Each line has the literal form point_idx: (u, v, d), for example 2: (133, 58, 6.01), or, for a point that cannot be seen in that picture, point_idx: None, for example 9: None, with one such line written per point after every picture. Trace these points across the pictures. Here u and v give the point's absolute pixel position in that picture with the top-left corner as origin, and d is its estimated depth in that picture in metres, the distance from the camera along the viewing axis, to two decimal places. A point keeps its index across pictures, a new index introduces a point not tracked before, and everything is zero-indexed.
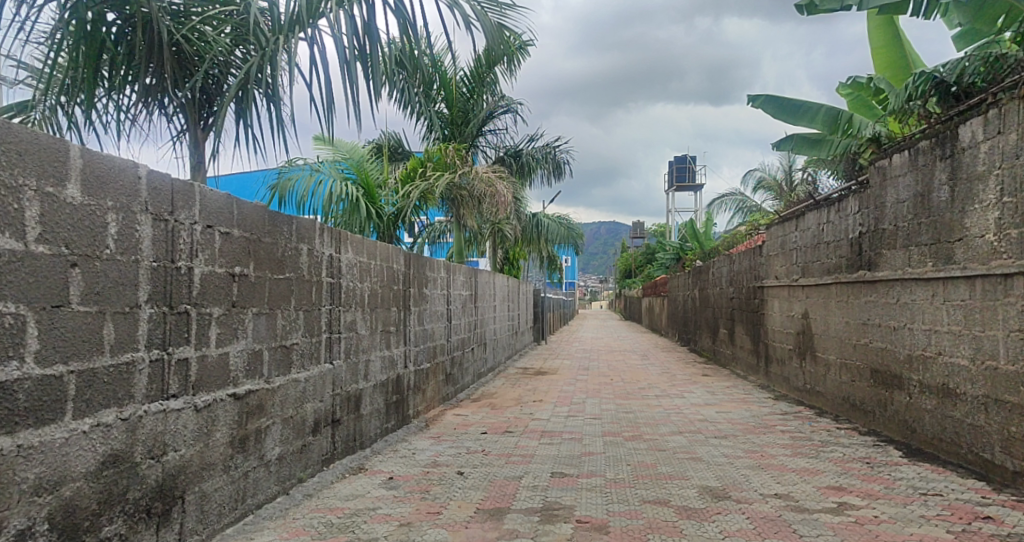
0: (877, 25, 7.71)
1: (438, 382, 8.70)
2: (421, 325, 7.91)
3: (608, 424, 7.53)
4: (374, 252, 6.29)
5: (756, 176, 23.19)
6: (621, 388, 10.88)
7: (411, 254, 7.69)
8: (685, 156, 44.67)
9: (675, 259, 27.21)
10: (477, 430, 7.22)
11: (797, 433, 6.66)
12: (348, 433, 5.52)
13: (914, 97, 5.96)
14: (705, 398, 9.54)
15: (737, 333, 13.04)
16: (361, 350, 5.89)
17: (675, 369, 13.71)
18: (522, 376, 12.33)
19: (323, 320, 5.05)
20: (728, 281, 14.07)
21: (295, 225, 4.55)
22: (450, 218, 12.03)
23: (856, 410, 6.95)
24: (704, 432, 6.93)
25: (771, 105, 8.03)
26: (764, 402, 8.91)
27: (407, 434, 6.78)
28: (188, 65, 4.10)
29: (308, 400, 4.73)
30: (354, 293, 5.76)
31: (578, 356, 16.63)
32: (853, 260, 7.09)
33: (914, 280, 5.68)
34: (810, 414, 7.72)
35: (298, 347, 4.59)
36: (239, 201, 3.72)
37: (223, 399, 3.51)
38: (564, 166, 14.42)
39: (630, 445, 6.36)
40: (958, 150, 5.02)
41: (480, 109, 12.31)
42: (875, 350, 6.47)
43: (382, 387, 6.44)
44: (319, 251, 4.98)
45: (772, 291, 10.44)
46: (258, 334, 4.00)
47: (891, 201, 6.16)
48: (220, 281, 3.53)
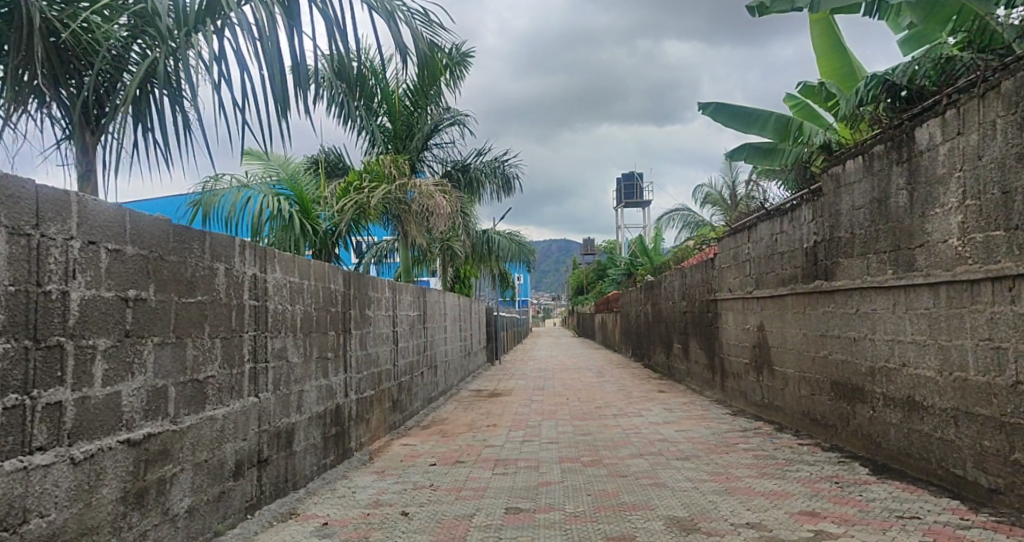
0: (818, 33, 7.53)
1: (384, 409, 8.20)
2: (363, 350, 7.41)
3: (564, 449, 7.14)
4: (307, 271, 5.81)
5: (703, 190, 23.44)
6: (577, 407, 10.52)
7: (351, 272, 7.20)
8: (634, 172, 45.07)
9: (626, 275, 27.24)
10: (425, 462, 6.75)
11: (759, 452, 6.38)
12: (278, 473, 5.00)
13: (864, 102, 5.73)
14: (663, 416, 9.24)
15: (692, 348, 12.86)
16: (293, 381, 5.38)
17: (630, 385, 13.45)
18: (475, 399, 11.86)
19: (246, 350, 4.54)
20: (680, 294, 13.91)
21: (208, 241, 4.06)
22: (396, 236, 11.58)
23: (817, 425, 6.73)
24: (665, 454, 6.60)
25: (721, 113, 7.88)
26: (723, 419, 8.66)
27: (349, 470, 6.26)
28: (71, 60, 3.64)
29: (227, 439, 4.21)
30: (284, 317, 5.26)
31: (532, 376, 16.23)
32: (808, 269, 6.91)
33: (874, 289, 5.48)
34: (770, 430, 7.49)
35: (214, 380, 4.08)
36: (132, 212, 3.28)
37: (111, 447, 3.05)
38: (513, 182, 14.10)
39: (589, 472, 5.99)
40: (915, 153, 4.84)
41: (425, 122, 11.96)
42: (835, 363, 6.27)
43: (319, 419, 5.93)
44: (240, 271, 4.48)
45: (726, 303, 10.27)
46: (163, 367, 3.52)
47: (847, 208, 5.98)
48: (108, 307, 3.07)
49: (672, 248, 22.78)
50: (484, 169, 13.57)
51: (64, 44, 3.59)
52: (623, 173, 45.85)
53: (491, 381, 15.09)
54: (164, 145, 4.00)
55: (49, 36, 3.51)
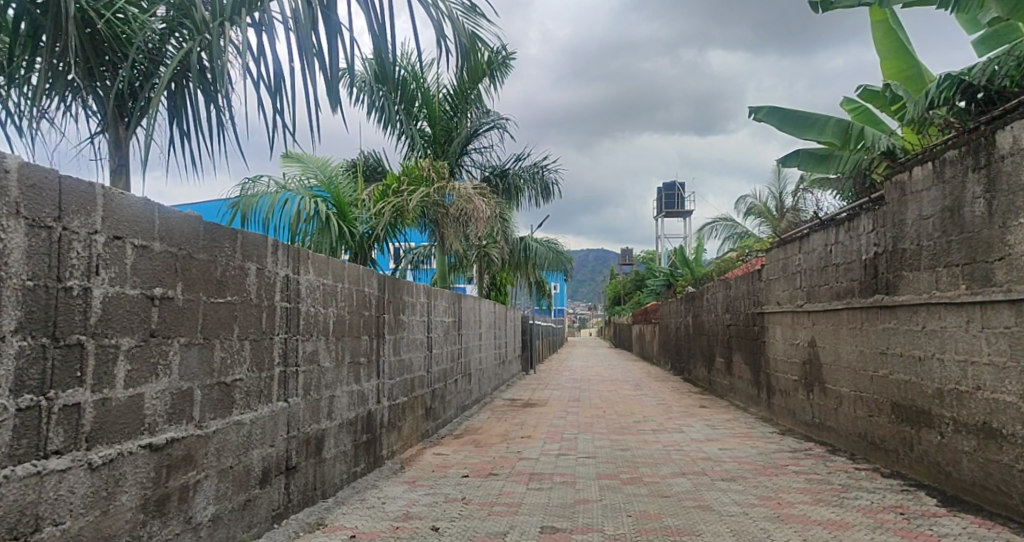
0: (881, 34, 7.17)
1: (417, 417, 8.00)
2: (397, 356, 7.23)
3: (602, 465, 6.85)
4: (341, 273, 5.65)
5: (746, 201, 22.85)
6: (615, 421, 10.19)
7: (387, 276, 7.04)
8: (675, 182, 44.39)
9: (666, 286, 26.72)
10: (458, 473, 6.52)
11: (812, 475, 6.00)
12: (307, 481, 4.82)
13: (936, 104, 5.38)
14: (705, 433, 8.87)
15: (735, 363, 12.42)
16: (324, 386, 5.21)
17: (670, 399, 13.05)
18: (510, 408, 11.63)
19: (276, 352, 4.39)
20: (724, 307, 13.48)
21: (240, 239, 3.90)
22: (433, 241, 11.43)
23: (875, 449, 6.32)
24: (710, 474, 6.26)
25: (775, 117, 7.53)
26: (770, 438, 8.26)
27: (379, 479, 6.07)
28: (105, 50, 3.49)
29: (254, 445, 4.04)
30: (317, 320, 5.10)
31: (568, 387, 15.91)
32: (867, 283, 6.51)
33: (943, 305, 5.10)
34: (822, 452, 7.08)
35: (241, 384, 3.92)
36: (162, 205, 3.13)
37: (132, 453, 2.89)
38: (552, 188, 13.84)
39: (628, 490, 5.69)
40: (995, 159, 4.47)
41: (465, 126, 11.81)
42: (897, 383, 5.87)
43: (350, 426, 5.75)
44: (272, 271, 4.33)
45: (773, 317, 9.86)
46: (189, 368, 3.36)
47: (913, 218, 5.59)
48: (132, 306, 2.91)
49: (714, 259, 22.25)
50: (523, 175, 13.36)
51: (98, 34, 3.43)
52: (663, 183, 45.27)
53: (525, 391, 14.83)
54: (197, 141, 3.84)
55: (84, 26, 3.35)
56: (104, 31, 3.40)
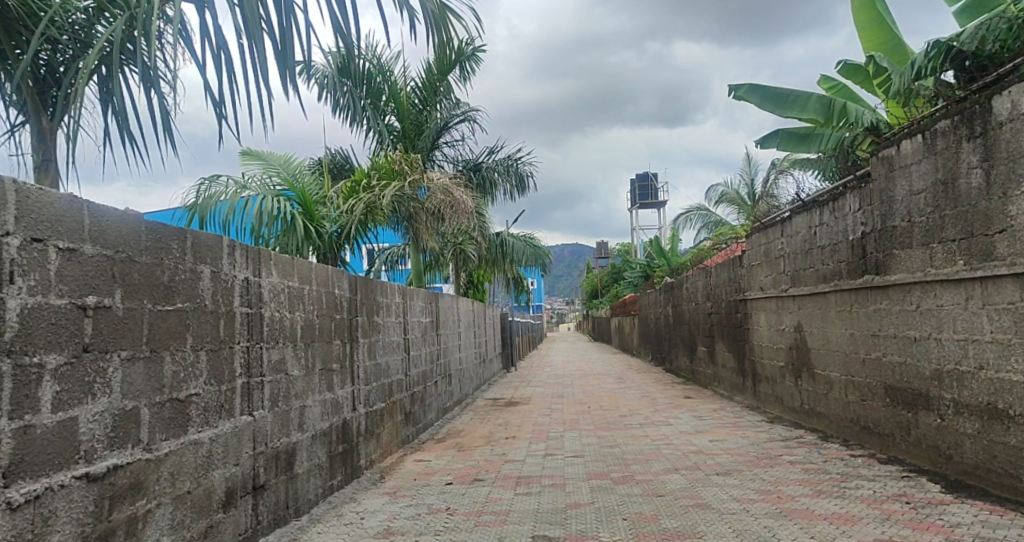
0: (861, 4, 6.99)
1: (396, 422, 7.67)
2: (373, 361, 6.90)
3: (592, 464, 6.58)
4: (308, 275, 5.29)
5: (719, 190, 22.77)
6: (600, 416, 9.95)
7: (359, 277, 6.69)
8: (648, 173, 44.40)
9: (643, 277, 26.59)
10: (441, 480, 6.20)
11: (808, 465, 5.80)
12: (277, 500, 4.48)
13: (924, 73, 5.18)
14: (693, 425, 8.65)
15: (718, 352, 12.26)
16: (294, 396, 4.87)
17: (654, 392, 12.85)
18: (493, 409, 11.33)
19: (237, 363, 4.04)
20: (704, 295, 13.30)
21: (189, 240, 3.54)
22: (407, 240, 11.09)
23: (869, 434, 6.14)
24: (704, 468, 6.03)
25: (757, 94, 7.41)
26: (759, 427, 8.06)
27: (357, 492, 5.73)
28: (18, 30, 3.12)
29: (215, 465, 3.70)
30: (282, 326, 4.75)
31: (551, 383, 15.63)
32: (855, 264, 6.32)
33: (939, 283, 4.90)
34: (814, 439, 6.89)
35: (198, 399, 3.57)
36: (91, 202, 2.78)
37: (64, 485, 2.54)
38: (527, 180, 13.54)
39: (621, 490, 5.43)
40: (992, 127, 4.27)
41: (435, 120, 11.45)
42: (891, 366, 5.68)
43: (324, 437, 5.41)
44: (229, 275, 3.98)
45: (757, 304, 9.68)
46: (134, 385, 3.01)
47: (902, 194, 5.39)
48: (58, 319, 2.55)
49: (690, 248, 22.13)
50: (496, 168, 13.05)
51: (10, 12, 3.05)
52: (637, 174, 45.28)
53: (507, 389, 14.55)
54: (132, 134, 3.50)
55: None
56: (15, 8, 3.03)
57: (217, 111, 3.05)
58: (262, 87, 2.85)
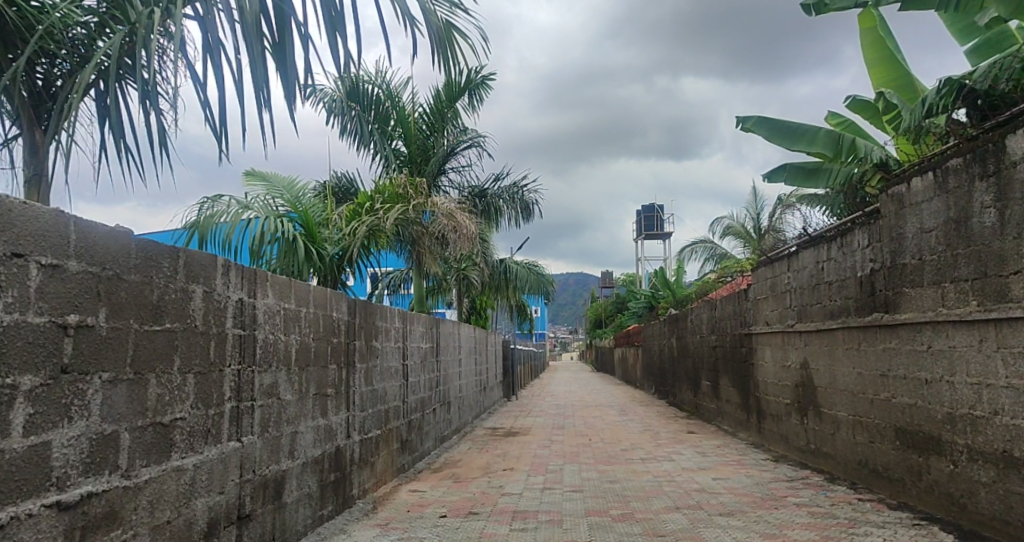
0: (869, 42, 6.96)
1: (392, 450, 7.51)
2: (370, 387, 6.77)
3: (590, 499, 6.40)
4: (305, 297, 5.20)
5: (725, 222, 22.71)
6: (601, 449, 9.75)
7: (359, 301, 6.59)
8: (654, 204, 44.47)
9: (647, 308, 26.43)
10: (435, 513, 6.03)
11: (814, 508, 5.62)
12: (264, 530, 4.33)
13: (935, 110, 5.12)
14: (696, 461, 8.46)
15: (722, 386, 12.08)
16: (285, 421, 4.74)
17: (656, 425, 12.64)
18: (492, 438, 11.14)
19: (228, 387, 3.93)
20: (709, 328, 13.15)
21: (182, 260, 3.45)
22: (409, 264, 11.01)
23: (878, 478, 5.96)
24: (706, 508, 5.85)
25: (765, 127, 7.33)
26: (763, 465, 7.87)
27: (348, 522, 5.57)
28: (15, 42, 3.11)
29: (199, 493, 3.57)
30: (277, 349, 4.64)
31: (551, 413, 15.42)
32: (864, 301, 6.19)
33: (952, 324, 4.78)
34: (820, 481, 6.71)
35: (183, 424, 3.45)
36: (80, 218, 2.70)
37: (33, 514, 2.42)
38: (533, 208, 13.48)
39: (620, 529, 5.25)
40: (1006, 165, 4.18)
41: (442, 145, 11.42)
42: (901, 407, 5.52)
43: (316, 464, 5.27)
44: (222, 296, 3.88)
45: (762, 338, 9.53)
46: (115, 407, 2.90)
47: (912, 231, 5.29)
48: (36, 338, 2.46)
49: (695, 280, 22.02)
50: (502, 195, 13.01)
51: (7, 24, 3.03)
52: (643, 205, 45.36)
53: (507, 418, 14.35)
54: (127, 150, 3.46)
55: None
56: (13, 20, 3.02)
57: (215, 129, 3.01)
58: (260, 106, 2.82)
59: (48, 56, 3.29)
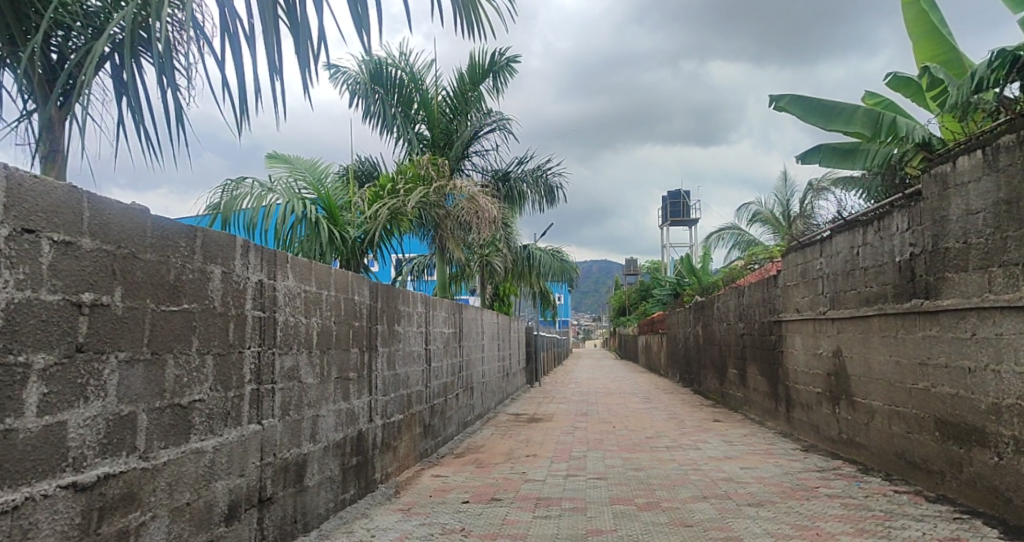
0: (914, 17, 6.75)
1: (414, 435, 7.45)
2: (392, 371, 6.70)
3: (615, 487, 6.28)
4: (326, 279, 5.11)
5: (752, 208, 22.31)
6: (625, 437, 9.61)
7: (381, 284, 6.51)
8: (680, 190, 43.96)
9: (672, 295, 26.14)
10: (457, 498, 5.96)
11: (848, 499, 5.44)
12: (285, 513, 4.27)
13: (984, 85, 4.89)
14: (723, 450, 8.30)
15: (750, 375, 11.85)
16: (306, 405, 4.68)
17: (682, 413, 12.46)
18: (515, 424, 11.06)
19: (248, 369, 3.86)
20: (736, 316, 12.91)
21: (199, 239, 3.37)
22: (432, 249, 10.93)
23: (915, 469, 5.76)
24: (735, 498, 5.70)
25: (800, 106, 7.14)
26: (793, 455, 7.68)
27: (370, 507, 5.51)
28: (28, 14, 3.03)
29: (219, 476, 3.51)
30: (297, 332, 4.56)
31: (575, 400, 15.30)
32: (902, 287, 5.96)
33: (1000, 311, 4.56)
34: (853, 472, 6.52)
35: (203, 406, 3.39)
36: (94, 194, 2.62)
37: (48, 496, 2.36)
38: (557, 192, 13.31)
39: (646, 518, 5.13)
40: None
41: (465, 129, 11.26)
42: (942, 397, 5.31)
43: (337, 448, 5.21)
44: (241, 276, 3.80)
45: (792, 326, 9.30)
46: (133, 389, 2.83)
47: (957, 214, 5.06)
48: (49, 316, 2.38)
49: (722, 267, 21.69)
50: (526, 179, 12.85)
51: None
52: (669, 191, 44.85)
53: (530, 405, 14.27)
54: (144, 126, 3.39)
55: None
56: None
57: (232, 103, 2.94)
58: (275, 77, 2.73)
59: (62, 28, 3.20)
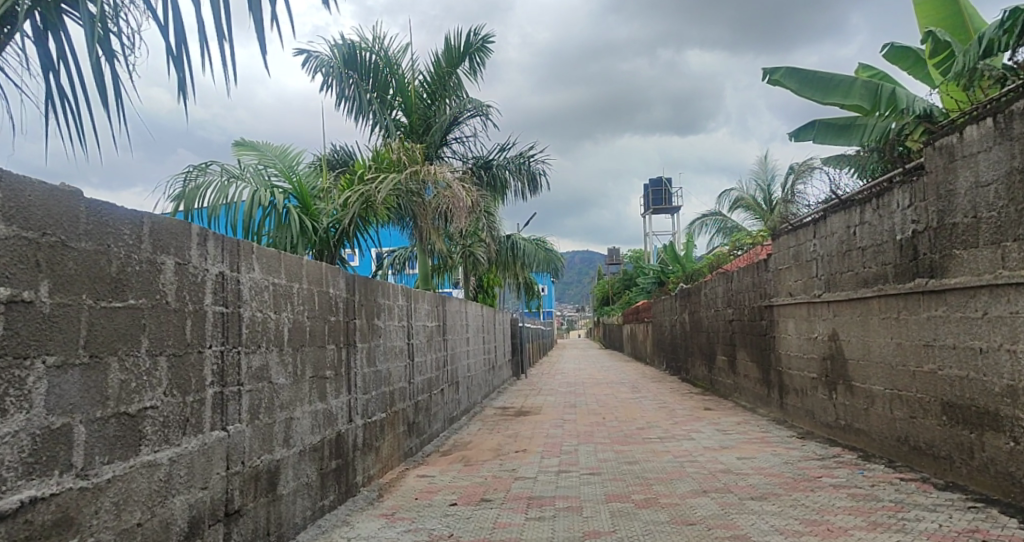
0: None
1: (398, 434, 7.11)
2: (373, 368, 6.35)
3: (610, 483, 5.99)
4: (298, 272, 4.75)
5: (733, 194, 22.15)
6: (616, 429, 9.34)
7: (358, 276, 6.14)
8: (662, 178, 43.78)
9: (656, 283, 25.94)
10: (444, 500, 5.63)
11: (855, 489, 5.19)
12: (256, 525, 3.93)
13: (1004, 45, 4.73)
14: (718, 440, 8.04)
15: (740, 361, 11.62)
16: (278, 407, 4.32)
17: (672, 402, 12.22)
18: (502, 418, 10.73)
19: (209, 369, 3.50)
20: (725, 301, 12.67)
21: (147, 227, 3.00)
22: (413, 241, 10.55)
23: (921, 455, 5.52)
24: (736, 491, 5.43)
25: (795, 79, 7.02)
26: (790, 443, 7.44)
27: (351, 513, 5.18)
28: None
29: (176, 491, 3.15)
30: (266, 328, 4.21)
31: (562, 392, 15.01)
32: (904, 266, 5.71)
33: (1014, 287, 4.31)
34: (854, 459, 6.28)
35: (156, 414, 3.03)
36: (7, 173, 2.26)
37: None
38: (540, 179, 12.96)
39: (645, 516, 4.84)
40: None
41: (444, 115, 10.89)
42: (950, 380, 5.07)
43: (314, 452, 4.85)
44: (198, 269, 3.42)
45: (785, 310, 9.07)
46: (66, 398, 2.48)
47: (965, 187, 4.80)
48: None
49: (706, 254, 21.51)
50: (508, 166, 12.50)
51: None
52: (650, 180, 44.68)
53: (518, 398, 13.99)
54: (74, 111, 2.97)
55: None
56: None
57: None
58: None
59: None
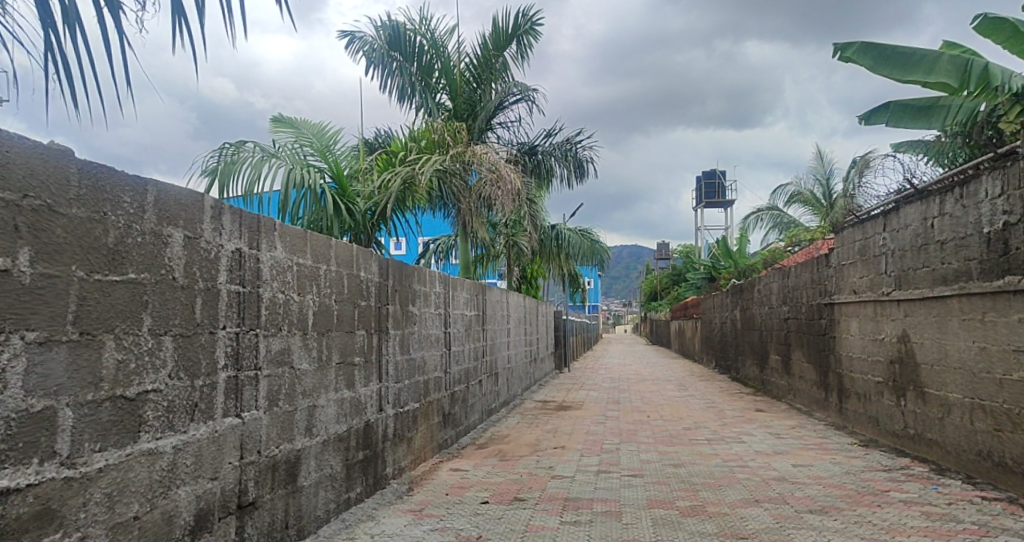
0: None
1: (432, 425, 6.84)
2: (406, 356, 6.09)
3: (653, 487, 5.60)
4: (325, 254, 4.48)
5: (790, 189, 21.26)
6: (661, 428, 8.90)
7: (393, 261, 5.88)
8: (715, 172, 42.56)
9: (707, 279, 25.15)
10: (476, 498, 5.34)
11: (929, 507, 4.69)
12: (273, 519, 3.69)
13: None
14: (771, 444, 7.55)
15: (796, 362, 11.01)
16: (300, 394, 4.07)
17: (721, 402, 11.68)
18: (542, 413, 10.39)
19: (222, 351, 3.25)
20: (781, 299, 12.03)
21: (149, 195, 2.74)
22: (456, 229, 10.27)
23: (1006, 472, 4.98)
24: (793, 502, 4.99)
25: (870, 56, 6.45)
26: (852, 452, 6.90)
27: (378, 507, 4.93)
28: None
29: (181, 482, 2.92)
30: (289, 311, 3.95)
31: (606, 387, 14.59)
32: (992, 262, 5.15)
33: None
34: (926, 473, 5.74)
35: (157, 400, 2.78)
36: None
37: None
38: (587, 166, 12.55)
39: (691, 527, 4.44)
40: None
41: (489, 98, 10.52)
42: None
43: (339, 442, 4.60)
44: (211, 244, 3.18)
45: (847, 309, 8.48)
46: (50, 378, 2.26)
47: None
48: None
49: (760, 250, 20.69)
50: (555, 153, 12.10)
51: None
52: (703, 173, 43.45)
53: (559, 391, 13.65)
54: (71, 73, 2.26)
55: None
56: None
57: None
58: None
59: None
